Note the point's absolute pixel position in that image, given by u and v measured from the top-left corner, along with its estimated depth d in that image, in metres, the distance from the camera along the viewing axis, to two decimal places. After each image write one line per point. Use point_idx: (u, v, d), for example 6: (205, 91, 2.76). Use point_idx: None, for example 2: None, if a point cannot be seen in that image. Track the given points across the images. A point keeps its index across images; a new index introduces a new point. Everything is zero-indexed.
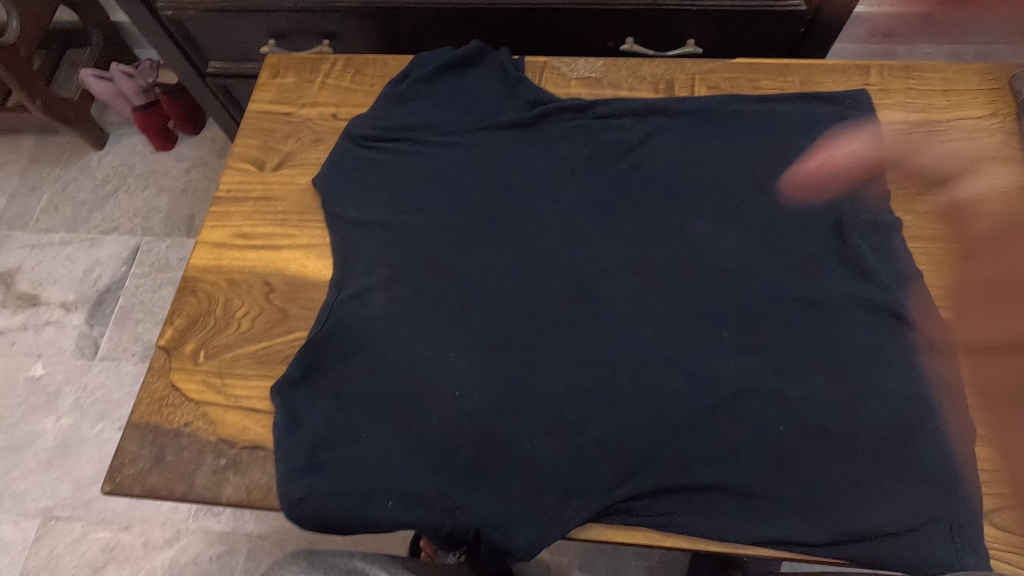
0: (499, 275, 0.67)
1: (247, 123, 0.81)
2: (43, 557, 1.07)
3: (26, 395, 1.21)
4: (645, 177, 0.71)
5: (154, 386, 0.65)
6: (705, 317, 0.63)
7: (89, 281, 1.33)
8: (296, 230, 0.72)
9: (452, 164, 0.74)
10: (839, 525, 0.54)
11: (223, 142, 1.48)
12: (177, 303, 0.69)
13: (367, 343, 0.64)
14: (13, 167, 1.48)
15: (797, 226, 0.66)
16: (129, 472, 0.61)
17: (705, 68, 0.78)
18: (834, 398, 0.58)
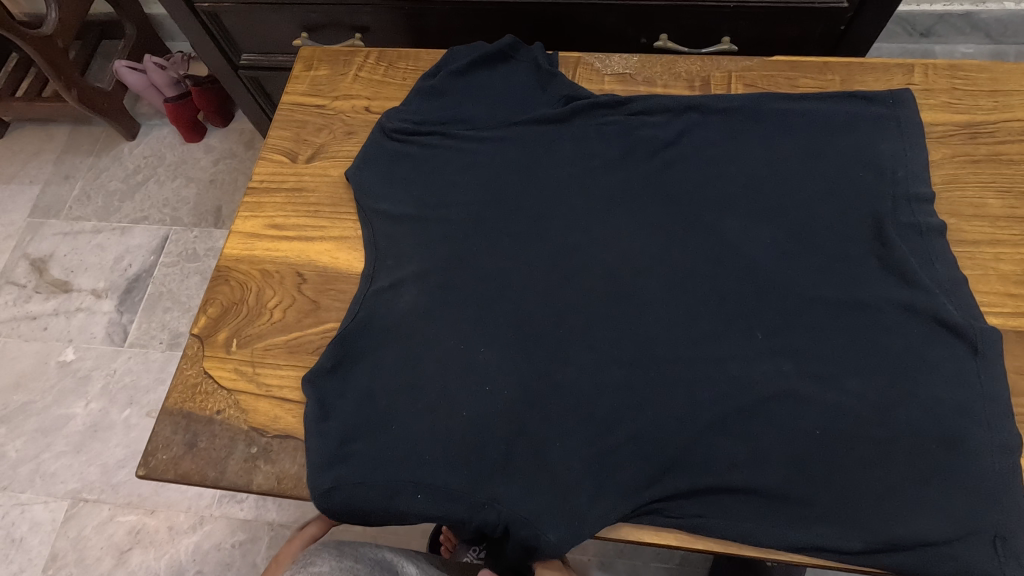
0: (531, 271, 0.67)
1: (280, 114, 0.82)
2: (71, 538, 1.09)
3: (57, 379, 1.24)
4: (680, 175, 0.70)
5: (188, 373, 0.65)
6: (740, 318, 0.62)
7: (119, 269, 1.35)
8: (328, 222, 0.73)
9: (484, 159, 0.74)
10: (876, 533, 0.53)
11: (251, 134, 1.50)
12: (210, 291, 0.70)
13: (398, 335, 0.64)
14: (48, 156, 1.51)
15: (836, 228, 0.65)
16: (163, 457, 0.62)
17: (742, 66, 0.77)
18: (873, 404, 0.57)
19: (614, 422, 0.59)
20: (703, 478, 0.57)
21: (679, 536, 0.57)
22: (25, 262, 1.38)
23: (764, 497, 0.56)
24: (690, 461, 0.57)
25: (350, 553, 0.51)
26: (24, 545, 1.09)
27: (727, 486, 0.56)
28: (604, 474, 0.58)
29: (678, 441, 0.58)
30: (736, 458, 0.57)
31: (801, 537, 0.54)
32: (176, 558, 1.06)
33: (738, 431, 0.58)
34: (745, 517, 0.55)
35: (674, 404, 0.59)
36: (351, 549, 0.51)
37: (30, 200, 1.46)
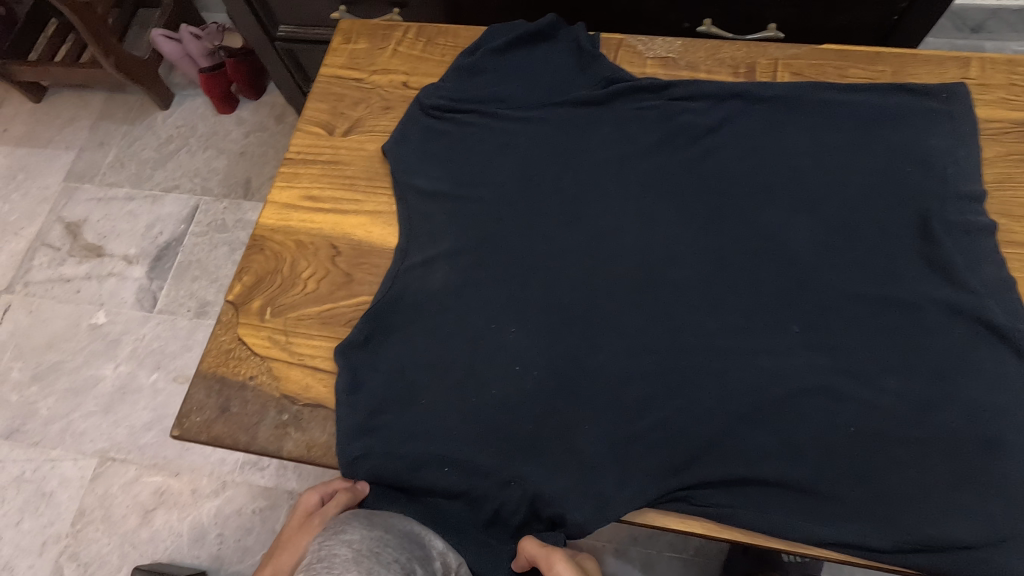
0: (565, 254, 0.66)
1: (318, 87, 0.82)
2: (99, 495, 1.12)
3: (88, 341, 1.27)
4: (721, 162, 0.69)
5: (222, 338, 0.66)
6: (776, 311, 0.62)
7: (151, 237, 1.37)
8: (363, 196, 0.73)
9: (522, 139, 0.73)
10: (907, 532, 0.53)
11: (282, 108, 1.50)
12: (245, 260, 0.71)
13: (430, 312, 0.65)
14: (84, 122, 1.53)
15: (880, 223, 0.64)
16: (197, 419, 0.63)
17: (790, 53, 0.75)
18: (910, 403, 0.56)
19: (643, 408, 0.59)
20: (732, 469, 0.56)
21: (705, 525, 0.57)
22: (60, 226, 1.41)
23: (794, 491, 0.55)
24: (719, 450, 0.57)
25: (378, 522, 0.51)
26: (54, 499, 1.12)
27: (757, 478, 0.56)
28: (631, 460, 0.58)
29: (707, 431, 0.57)
30: (767, 450, 0.56)
31: (830, 532, 0.53)
32: (199, 521, 1.08)
33: (769, 423, 0.57)
34: (774, 510, 0.55)
35: (706, 394, 0.59)
36: (379, 523, 0.50)
37: (66, 165, 1.48)
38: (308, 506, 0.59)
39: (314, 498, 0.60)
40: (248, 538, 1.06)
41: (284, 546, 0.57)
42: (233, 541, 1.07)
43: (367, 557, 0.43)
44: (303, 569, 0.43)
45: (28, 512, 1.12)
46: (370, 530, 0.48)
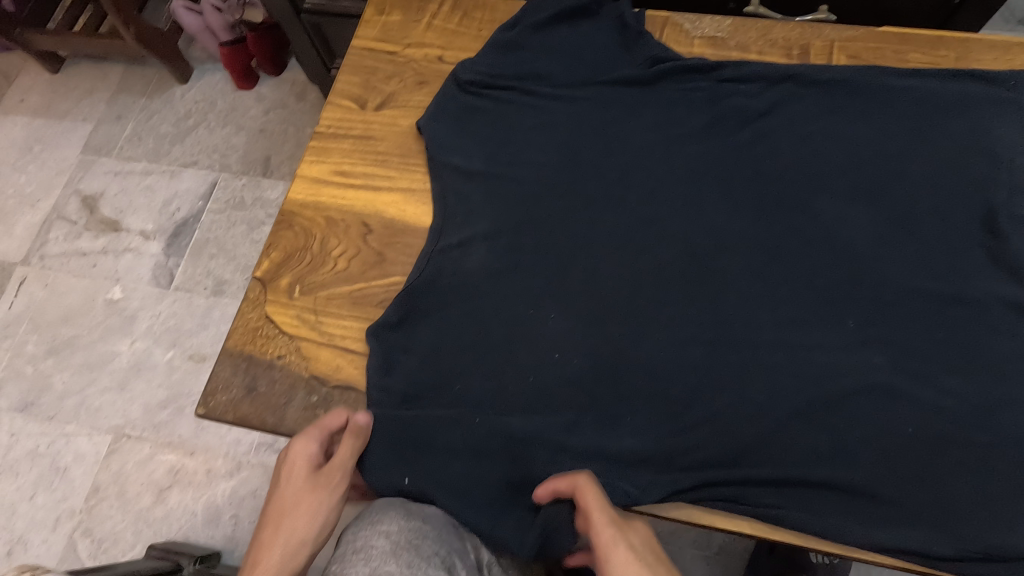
0: (607, 240, 0.63)
1: (349, 59, 0.79)
2: (113, 472, 1.11)
3: (104, 316, 1.25)
4: (773, 148, 0.66)
5: (249, 316, 0.64)
6: (830, 305, 0.59)
7: (168, 213, 1.35)
8: (396, 173, 0.70)
9: (563, 119, 0.70)
10: (967, 539, 0.51)
11: (302, 84, 1.46)
12: (273, 236, 0.68)
13: (465, 295, 0.62)
14: (101, 94, 1.51)
15: (941, 217, 0.61)
16: (222, 398, 0.61)
17: (846, 36, 0.72)
18: (973, 405, 0.54)
19: (688, 402, 0.57)
20: (783, 468, 0.54)
21: (751, 525, 0.54)
22: (77, 199, 1.39)
23: (847, 493, 0.53)
24: (768, 448, 0.55)
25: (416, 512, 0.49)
26: (68, 474, 1.11)
27: (808, 479, 0.53)
28: (675, 455, 0.55)
29: (757, 427, 0.55)
30: (818, 450, 0.54)
31: (886, 537, 0.51)
32: (214, 501, 1.07)
33: (821, 422, 0.55)
34: (826, 512, 0.53)
35: (755, 389, 0.56)
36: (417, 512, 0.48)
37: (83, 138, 1.46)
38: (310, 458, 0.53)
39: (309, 447, 0.54)
40: None
41: (292, 508, 0.51)
42: (247, 523, 1.05)
43: (406, 549, 0.42)
44: (339, 562, 0.43)
45: (42, 486, 1.11)
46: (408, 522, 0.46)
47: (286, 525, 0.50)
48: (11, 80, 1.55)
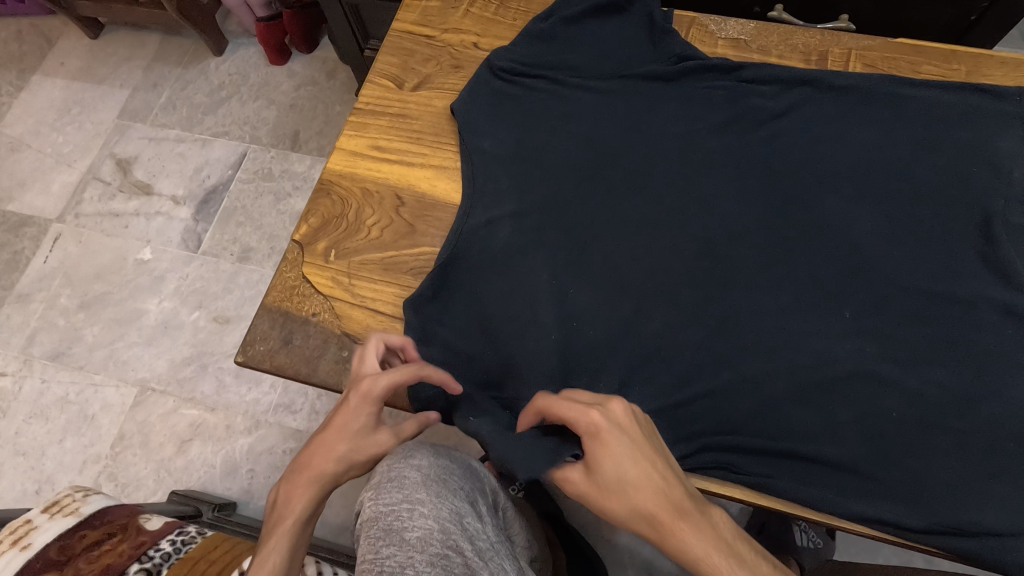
0: (625, 224, 0.68)
1: (390, 41, 0.83)
2: (138, 422, 1.17)
3: (134, 275, 1.31)
4: (787, 148, 0.70)
5: (287, 275, 0.69)
6: (828, 296, 0.63)
7: (199, 179, 1.40)
8: (430, 151, 0.75)
9: (589, 109, 0.74)
10: (939, 515, 0.55)
11: (333, 63, 1.51)
12: (312, 203, 0.73)
13: (491, 269, 0.67)
14: (138, 62, 1.56)
15: (940, 220, 0.64)
16: (260, 348, 0.66)
17: (864, 45, 0.75)
18: (953, 395, 0.58)
19: (690, 377, 0.61)
20: (773, 442, 0.59)
21: (742, 491, 0.59)
22: (112, 161, 1.44)
23: (831, 468, 0.58)
24: (761, 423, 0.59)
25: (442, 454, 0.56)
26: (96, 422, 1.17)
27: (798, 453, 0.58)
28: (675, 424, 0.60)
29: (752, 403, 0.60)
30: (809, 428, 0.59)
31: (864, 508, 0.56)
32: (232, 455, 1.13)
33: (814, 403, 0.59)
34: (811, 483, 0.58)
35: (753, 368, 0.61)
36: (443, 453, 0.54)
37: (120, 103, 1.51)
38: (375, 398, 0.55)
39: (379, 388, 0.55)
40: (277, 475, 1.11)
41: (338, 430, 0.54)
42: (263, 477, 1.11)
43: (434, 482, 0.49)
44: (376, 485, 0.49)
45: (71, 432, 1.17)
46: (437, 458, 0.53)
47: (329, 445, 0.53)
48: (52, 43, 1.60)
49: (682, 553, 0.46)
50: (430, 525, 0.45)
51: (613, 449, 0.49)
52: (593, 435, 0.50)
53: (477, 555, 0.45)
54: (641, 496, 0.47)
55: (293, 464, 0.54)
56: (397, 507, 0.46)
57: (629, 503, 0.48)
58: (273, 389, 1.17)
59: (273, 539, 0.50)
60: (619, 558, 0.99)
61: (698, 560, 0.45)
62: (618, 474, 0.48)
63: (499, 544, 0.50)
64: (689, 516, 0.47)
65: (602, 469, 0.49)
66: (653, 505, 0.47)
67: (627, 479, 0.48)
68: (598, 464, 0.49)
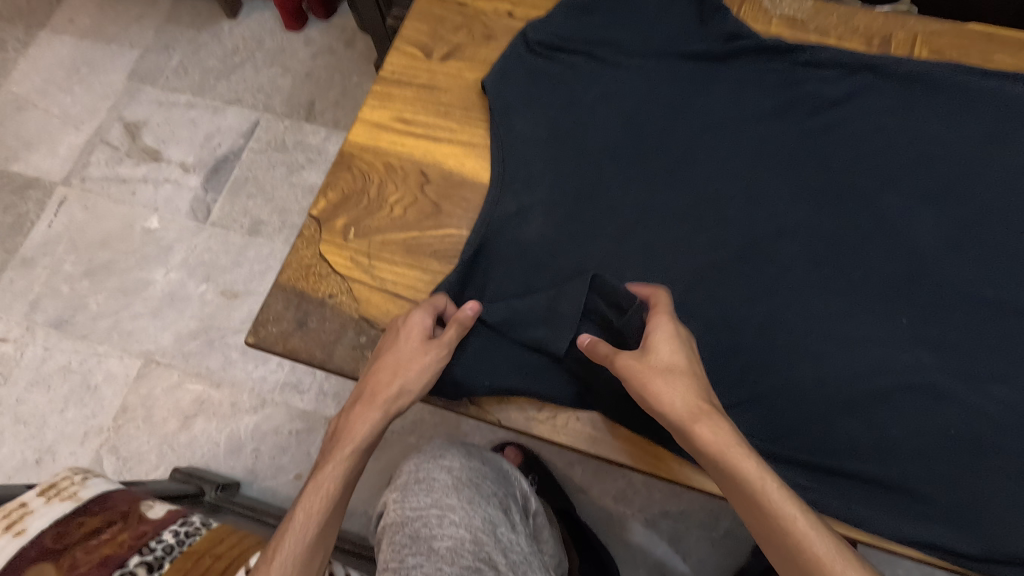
0: (666, 214, 0.63)
1: (417, 6, 0.77)
2: (142, 395, 1.14)
3: (141, 244, 1.27)
4: (845, 139, 0.64)
5: (303, 253, 0.65)
6: (883, 300, 0.59)
7: (209, 147, 1.36)
8: (458, 125, 0.70)
9: (631, 89, 0.69)
10: (995, 542, 0.51)
11: (351, 31, 1.45)
12: (331, 176, 0.68)
13: (522, 257, 0.63)
14: (150, 23, 1.50)
15: (1011, 223, 0.59)
16: (273, 330, 0.62)
17: (931, 29, 0.69)
18: (1016, 414, 0.54)
19: (731, 381, 0.57)
20: (819, 455, 0.55)
21: None
22: (120, 125, 1.39)
23: (880, 486, 0.54)
24: (807, 434, 0.55)
25: (474, 454, 0.53)
26: (98, 393, 1.15)
27: (845, 468, 0.54)
28: None
29: (797, 413, 0.56)
30: (857, 442, 0.55)
31: (916, 531, 0.52)
32: (237, 433, 1.10)
33: (865, 415, 0.55)
34: (858, 501, 0.54)
35: (799, 375, 0.56)
36: (475, 454, 0.52)
37: (129, 64, 1.46)
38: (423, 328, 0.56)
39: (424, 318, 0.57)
40: (282, 456, 1.08)
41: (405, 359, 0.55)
42: (268, 458, 1.08)
43: (466, 486, 0.46)
44: (402, 486, 0.46)
45: (73, 402, 1.14)
46: (468, 460, 0.50)
47: (404, 375, 0.54)
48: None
49: (715, 459, 0.46)
50: (461, 534, 0.42)
51: (671, 336, 0.52)
52: (672, 332, 0.52)
53: (511, 568, 0.42)
54: (697, 395, 0.49)
55: (361, 395, 0.55)
56: (426, 512, 0.43)
57: (672, 386, 0.49)
58: (280, 368, 1.14)
59: (331, 462, 0.51)
60: (632, 558, 0.96)
61: (713, 451, 0.46)
62: (667, 359, 0.51)
63: (531, 556, 0.47)
64: (736, 441, 0.47)
65: (657, 351, 0.51)
66: (709, 411, 0.48)
67: (688, 376, 0.50)
68: (654, 347, 0.52)
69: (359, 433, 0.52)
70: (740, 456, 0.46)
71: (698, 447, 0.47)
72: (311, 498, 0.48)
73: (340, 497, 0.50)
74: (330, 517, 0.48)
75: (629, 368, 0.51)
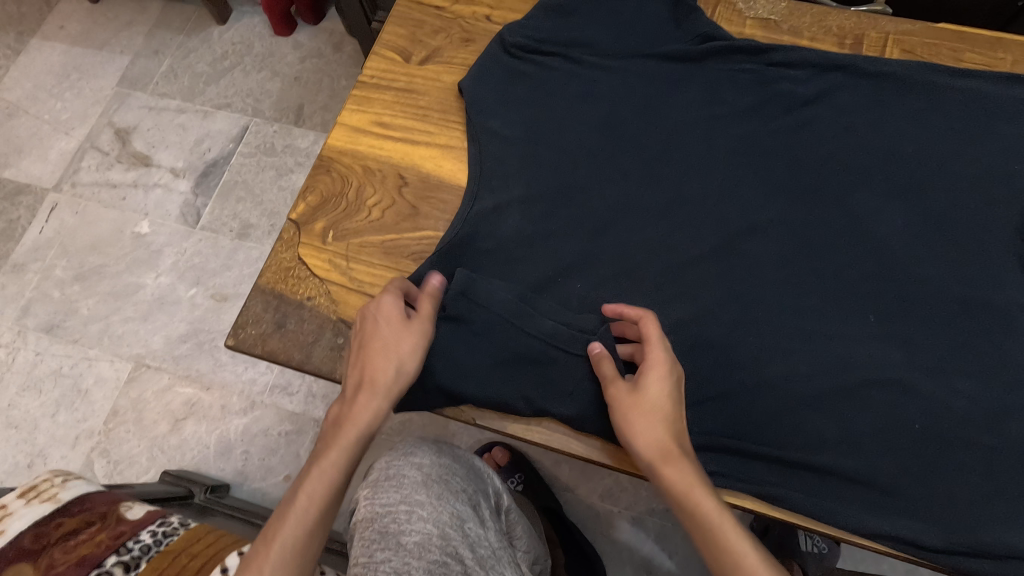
0: (640, 213, 0.64)
1: (397, 10, 0.78)
2: (132, 398, 1.15)
3: (131, 249, 1.28)
4: (817, 138, 0.65)
5: (282, 255, 0.65)
6: (854, 297, 0.59)
7: (199, 152, 1.36)
8: (436, 128, 0.71)
9: (606, 91, 0.69)
10: (960, 534, 0.52)
11: (340, 35, 1.46)
12: (311, 180, 0.69)
13: (497, 258, 0.64)
14: (140, 28, 1.51)
15: (978, 220, 0.60)
16: (252, 332, 0.63)
17: (902, 29, 0.70)
18: (981, 409, 0.55)
19: (703, 379, 0.58)
20: (787, 450, 0.56)
21: (751, 501, 0.56)
22: (110, 130, 1.40)
23: (848, 481, 0.55)
24: (775, 430, 0.56)
25: (446, 451, 0.54)
26: (89, 397, 1.15)
27: (813, 464, 0.55)
28: None
29: (767, 409, 0.56)
30: (825, 438, 0.56)
31: (882, 525, 0.53)
32: (226, 435, 1.11)
33: (834, 411, 0.56)
34: (825, 496, 0.55)
35: (770, 372, 0.57)
36: (446, 451, 0.53)
37: (120, 70, 1.47)
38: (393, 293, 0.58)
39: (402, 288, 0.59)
40: (272, 457, 1.08)
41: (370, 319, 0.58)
42: (257, 459, 1.09)
43: (435, 482, 0.47)
44: (373, 483, 0.47)
45: (64, 406, 1.15)
46: (439, 457, 0.51)
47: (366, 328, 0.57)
48: (52, 5, 1.55)
49: (677, 492, 0.49)
50: (429, 529, 0.43)
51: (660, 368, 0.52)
52: (659, 365, 0.52)
53: (478, 562, 0.44)
54: (672, 435, 0.50)
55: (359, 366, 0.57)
56: (394, 508, 0.44)
57: (654, 420, 0.51)
58: (270, 370, 1.14)
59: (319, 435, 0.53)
60: (619, 555, 0.96)
61: (680, 490, 0.49)
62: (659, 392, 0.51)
63: (501, 549, 0.48)
64: (701, 484, 0.49)
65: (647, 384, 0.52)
66: (681, 453, 0.50)
67: (670, 416, 0.51)
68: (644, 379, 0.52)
69: (362, 420, 0.52)
70: (702, 497, 0.48)
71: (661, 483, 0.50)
72: (312, 486, 0.49)
73: (339, 486, 0.50)
74: (329, 512, 0.49)
75: (618, 398, 0.53)
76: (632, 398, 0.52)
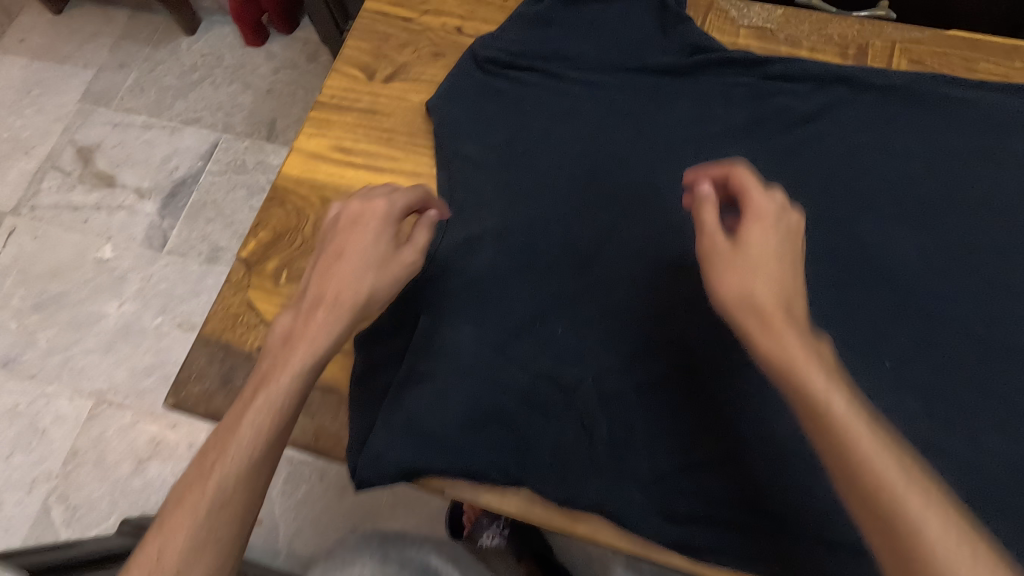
0: (628, 246, 0.57)
1: (360, 22, 0.72)
2: (93, 437, 1.07)
3: (93, 275, 1.21)
4: (821, 160, 0.59)
5: (230, 300, 0.59)
6: (866, 339, 0.53)
7: (165, 170, 1.29)
8: (402, 155, 0.64)
9: (589, 109, 0.63)
10: None
11: (314, 45, 1.39)
12: (263, 213, 0.63)
13: (469, 297, 0.56)
14: (105, 40, 1.44)
15: (1001, 251, 0.54)
16: (195, 389, 0.56)
17: (910, 36, 0.64)
18: (1011, 467, 0.49)
19: (699, 437, 0.52)
20: (797, 521, 0.49)
21: None
22: (72, 149, 1.33)
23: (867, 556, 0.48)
24: (783, 497, 0.49)
25: None
26: (46, 437, 1.08)
27: (826, 538, 0.48)
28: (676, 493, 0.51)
29: (772, 474, 0.50)
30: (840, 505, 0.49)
31: None
32: None
33: None
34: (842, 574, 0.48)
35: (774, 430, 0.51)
36: None
37: (83, 85, 1.40)
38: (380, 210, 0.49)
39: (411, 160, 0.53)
40: None
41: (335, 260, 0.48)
42: None
43: None
44: None
45: (20, 447, 1.08)
46: None
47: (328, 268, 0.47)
48: (12, 17, 1.48)
49: (774, 348, 0.38)
50: None
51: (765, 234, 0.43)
52: (761, 218, 0.43)
53: None
54: (771, 292, 0.40)
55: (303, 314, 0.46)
56: None
57: (759, 275, 0.41)
58: None
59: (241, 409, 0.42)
60: None
61: (787, 360, 0.38)
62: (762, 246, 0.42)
63: None
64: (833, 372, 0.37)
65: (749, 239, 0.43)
66: (792, 302, 0.40)
67: (779, 269, 0.42)
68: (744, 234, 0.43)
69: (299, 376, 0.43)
70: (813, 369, 0.37)
71: (764, 351, 0.38)
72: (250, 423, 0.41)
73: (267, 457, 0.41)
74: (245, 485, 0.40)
75: (714, 250, 0.43)
76: (732, 247, 0.42)
